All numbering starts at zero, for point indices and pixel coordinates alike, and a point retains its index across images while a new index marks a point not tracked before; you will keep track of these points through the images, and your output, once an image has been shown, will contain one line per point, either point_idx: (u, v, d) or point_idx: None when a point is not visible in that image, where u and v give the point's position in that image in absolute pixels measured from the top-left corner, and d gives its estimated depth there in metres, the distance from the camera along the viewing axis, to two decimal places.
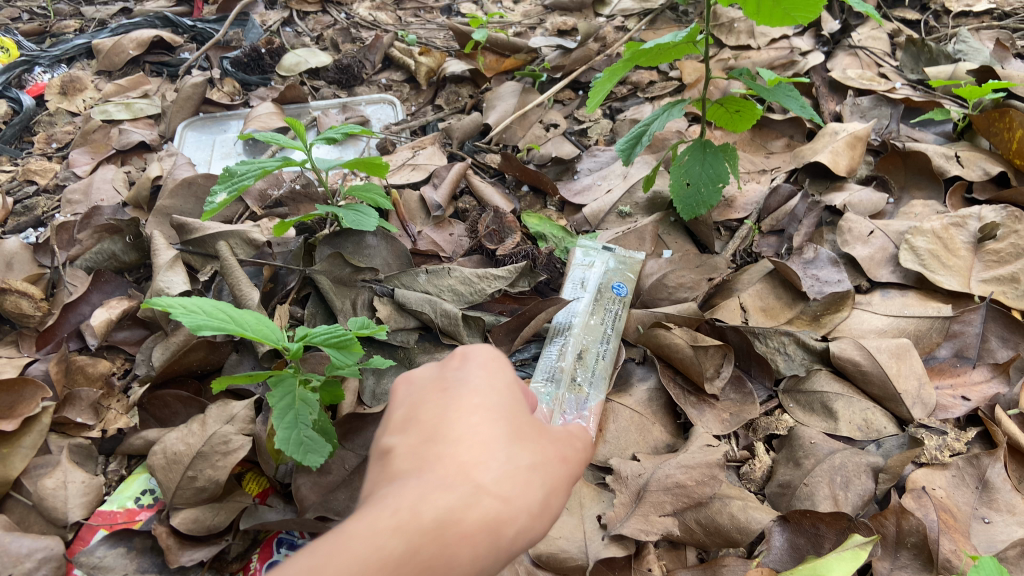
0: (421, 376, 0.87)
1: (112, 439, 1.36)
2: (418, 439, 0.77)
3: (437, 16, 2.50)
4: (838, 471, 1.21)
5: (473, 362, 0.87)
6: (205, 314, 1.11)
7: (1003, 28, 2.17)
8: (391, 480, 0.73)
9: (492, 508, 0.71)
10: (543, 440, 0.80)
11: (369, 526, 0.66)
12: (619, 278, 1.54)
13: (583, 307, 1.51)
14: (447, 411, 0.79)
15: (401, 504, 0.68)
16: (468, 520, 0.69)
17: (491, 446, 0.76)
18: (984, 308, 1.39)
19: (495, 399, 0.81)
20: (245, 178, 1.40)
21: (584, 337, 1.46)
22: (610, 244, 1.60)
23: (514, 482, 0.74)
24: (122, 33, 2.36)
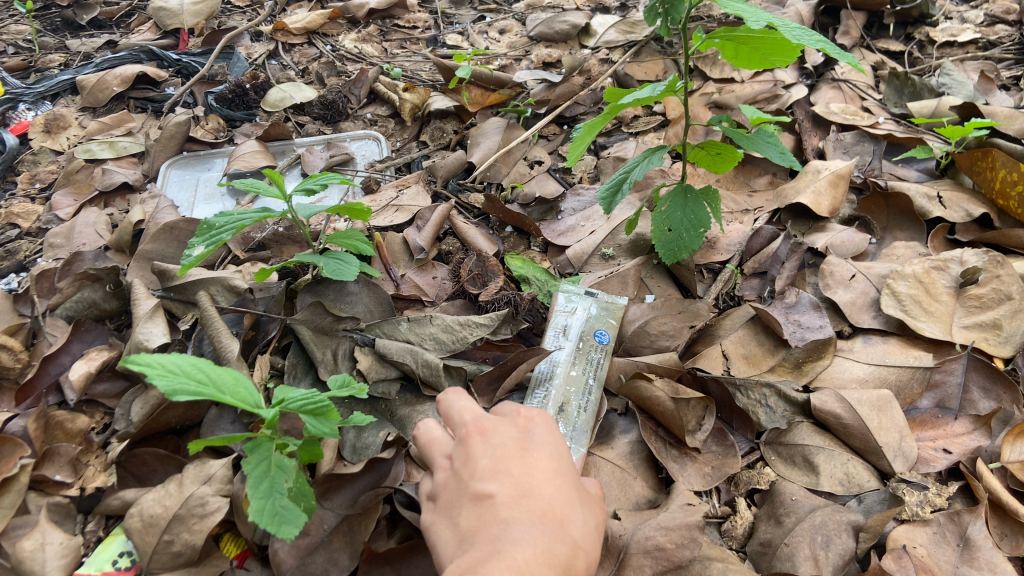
0: (491, 430, 1.06)
1: (91, 497, 1.34)
2: (518, 487, 0.96)
3: (423, 47, 2.51)
4: (818, 530, 1.20)
5: (539, 428, 1.08)
6: (182, 376, 1.04)
7: (988, 60, 2.20)
8: (508, 520, 0.91)
9: (587, 558, 0.94)
10: (594, 503, 1.04)
11: (524, 559, 0.86)
12: (602, 326, 1.55)
13: (565, 356, 1.50)
14: (536, 470, 1.00)
15: (537, 545, 0.88)
16: (577, 565, 0.91)
17: (577, 507, 0.98)
18: (965, 358, 1.40)
19: (565, 464, 1.04)
20: (222, 232, 1.38)
21: (566, 388, 1.45)
22: (592, 291, 1.61)
23: (593, 537, 0.98)
24: (107, 67, 2.37)
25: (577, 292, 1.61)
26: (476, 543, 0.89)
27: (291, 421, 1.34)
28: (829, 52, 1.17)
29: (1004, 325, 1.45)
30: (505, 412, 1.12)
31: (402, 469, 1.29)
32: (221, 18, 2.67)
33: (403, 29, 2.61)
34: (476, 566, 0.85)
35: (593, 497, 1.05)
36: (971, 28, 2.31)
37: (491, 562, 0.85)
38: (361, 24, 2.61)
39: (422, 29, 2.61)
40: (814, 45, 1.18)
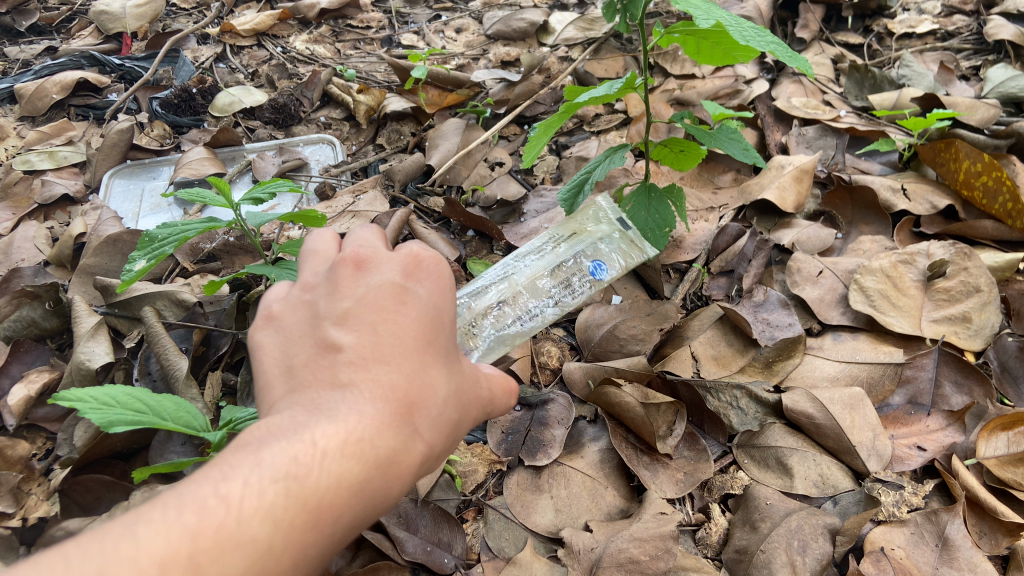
0: (375, 265, 0.92)
1: (34, 528, 1.26)
2: (371, 349, 0.86)
3: (377, 47, 2.44)
4: (795, 534, 1.16)
5: (429, 281, 0.93)
6: (118, 407, 1.04)
7: (947, 50, 2.20)
8: (343, 389, 0.83)
9: (421, 450, 0.85)
10: (469, 388, 0.93)
11: (325, 446, 0.77)
12: (602, 261, 1.52)
13: (550, 264, 1.49)
14: (401, 335, 0.88)
15: (351, 430, 0.79)
16: (398, 459, 0.82)
17: (437, 389, 0.88)
18: (936, 353, 1.38)
19: (440, 332, 0.92)
20: (164, 245, 1.30)
21: (524, 292, 1.44)
22: (626, 222, 1.55)
23: (440, 435, 0.88)
24: (47, 74, 2.27)
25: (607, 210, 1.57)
26: (298, 406, 0.82)
27: None
28: (781, 55, 1.15)
29: (974, 318, 1.44)
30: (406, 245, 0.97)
31: None
32: (166, 20, 2.59)
33: (356, 29, 2.54)
34: (273, 434, 0.78)
35: (470, 382, 0.94)
36: (929, 19, 2.31)
37: (290, 439, 0.77)
38: (313, 25, 2.54)
39: (377, 28, 2.54)
40: (767, 47, 1.15)
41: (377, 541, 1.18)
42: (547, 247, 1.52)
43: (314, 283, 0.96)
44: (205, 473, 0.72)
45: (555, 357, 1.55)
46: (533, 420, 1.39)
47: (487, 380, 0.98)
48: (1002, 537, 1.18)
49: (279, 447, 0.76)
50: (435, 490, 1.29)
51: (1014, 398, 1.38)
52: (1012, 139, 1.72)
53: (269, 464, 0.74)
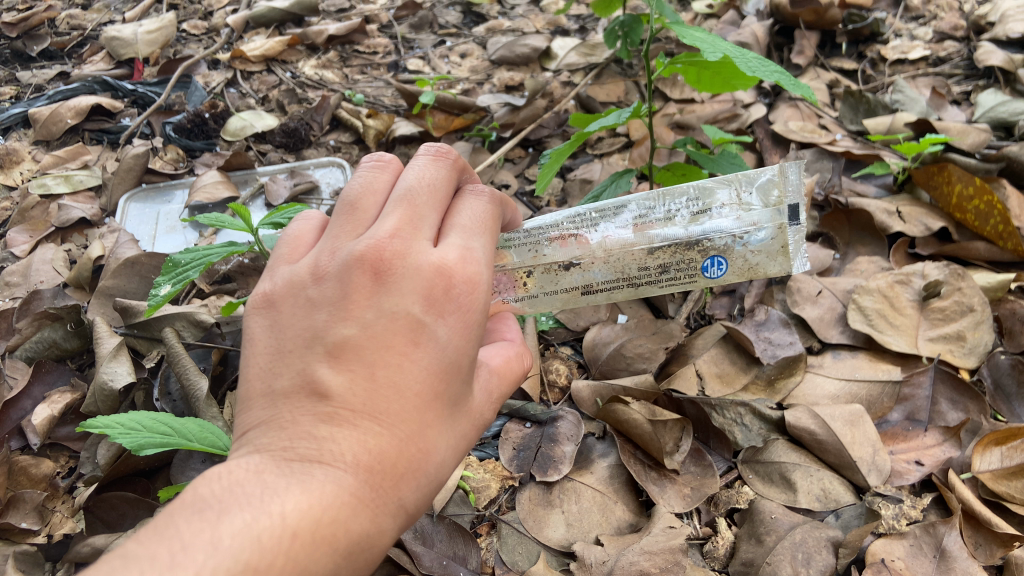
0: (396, 284, 0.89)
1: (59, 544, 1.29)
2: (365, 402, 0.85)
3: (384, 72, 2.50)
4: (799, 546, 1.20)
5: (456, 314, 0.90)
6: (144, 430, 1.08)
7: (938, 75, 2.27)
8: (329, 452, 0.82)
9: (397, 523, 0.85)
10: (465, 440, 0.93)
11: (297, 527, 0.75)
12: (729, 259, 1.18)
13: (662, 235, 1.18)
14: (403, 389, 0.86)
15: (329, 508, 0.78)
16: (373, 537, 0.82)
17: (431, 453, 0.88)
18: (931, 370, 1.43)
19: (452, 382, 0.89)
20: (188, 270, 1.34)
21: (606, 256, 1.21)
22: (796, 216, 1.13)
23: (422, 504, 0.89)
24: (60, 99, 2.33)
25: (791, 182, 1.12)
26: (279, 459, 0.81)
27: None
28: (784, 84, 1.22)
29: (968, 336, 1.50)
30: (444, 253, 0.92)
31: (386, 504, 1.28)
32: (177, 46, 2.65)
33: (362, 55, 2.60)
34: (245, 499, 0.75)
35: (466, 435, 0.94)
36: (921, 45, 2.39)
37: (260, 510, 0.74)
38: (321, 50, 2.61)
39: (383, 54, 2.60)
40: (772, 76, 1.21)
41: (396, 556, 1.23)
42: (678, 206, 1.18)
43: (325, 278, 0.93)
44: (153, 550, 0.68)
45: (563, 375, 1.60)
46: (544, 437, 1.44)
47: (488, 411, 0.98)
48: (997, 548, 1.22)
49: (242, 523, 0.72)
50: (449, 505, 1.34)
51: (1007, 414, 1.42)
52: (1003, 163, 1.78)
53: (228, 549, 0.70)
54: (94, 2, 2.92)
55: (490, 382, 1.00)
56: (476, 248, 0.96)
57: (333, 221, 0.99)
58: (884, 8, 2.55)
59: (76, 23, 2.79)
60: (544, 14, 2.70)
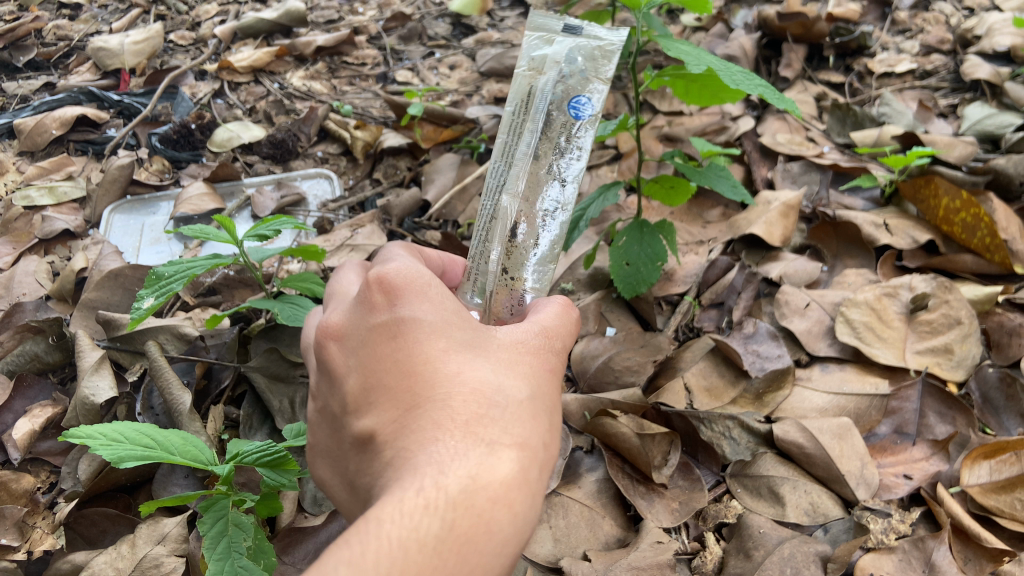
0: (350, 329, 0.96)
1: (39, 561, 1.27)
2: (396, 405, 0.88)
3: (373, 84, 2.50)
4: (787, 562, 1.19)
5: (408, 292, 0.94)
6: (127, 442, 1.06)
7: (925, 88, 2.29)
8: (395, 457, 0.83)
9: (510, 455, 0.82)
10: (519, 366, 0.92)
11: (391, 514, 0.73)
12: (584, 89, 1.19)
13: (532, 141, 1.17)
14: (411, 369, 0.89)
15: (413, 486, 0.76)
16: (488, 476, 0.79)
17: (485, 388, 0.87)
18: (920, 384, 1.43)
19: (453, 335, 0.92)
20: (171, 283, 1.33)
21: (524, 199, 1.19)
22: (575, 26, 1.19)
23: (529, 432, 0.85)
24: (45, 110, 2.31)
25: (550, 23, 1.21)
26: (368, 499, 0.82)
27: (248, 473, 1.32)
28: (769, 98, 1.22)
29: (956, 349, 1.50)
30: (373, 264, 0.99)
31: None
32: (164, 56, 2.65)
33: (351, 66, 2.59)
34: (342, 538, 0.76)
35: (518, 364, 0.93)
36: (908, 58, 2.40)
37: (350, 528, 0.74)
38: (309, 61, 2.60)
39: (372, 65, 2.59)
40: (756, 89, 1.21)
41: None
42: (515, 122, 1.20)
43: (323, 388, 1.02)
44: None
45: None
46: None
47: (542, 338, 0.99)
48: (986, 562, 1.21)
49: (336, 549, 0.71)
50: None
51: (996, 427, 1.41)
52: (990, 175, 1.79)
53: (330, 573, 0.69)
54: (80, 12, 2.91)
55: (532, 325, 1.00)
56: (399, 256, 1.03)
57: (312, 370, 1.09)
58: (871, 21, 2.57)
59: (63, 33, 2.77)
60: None
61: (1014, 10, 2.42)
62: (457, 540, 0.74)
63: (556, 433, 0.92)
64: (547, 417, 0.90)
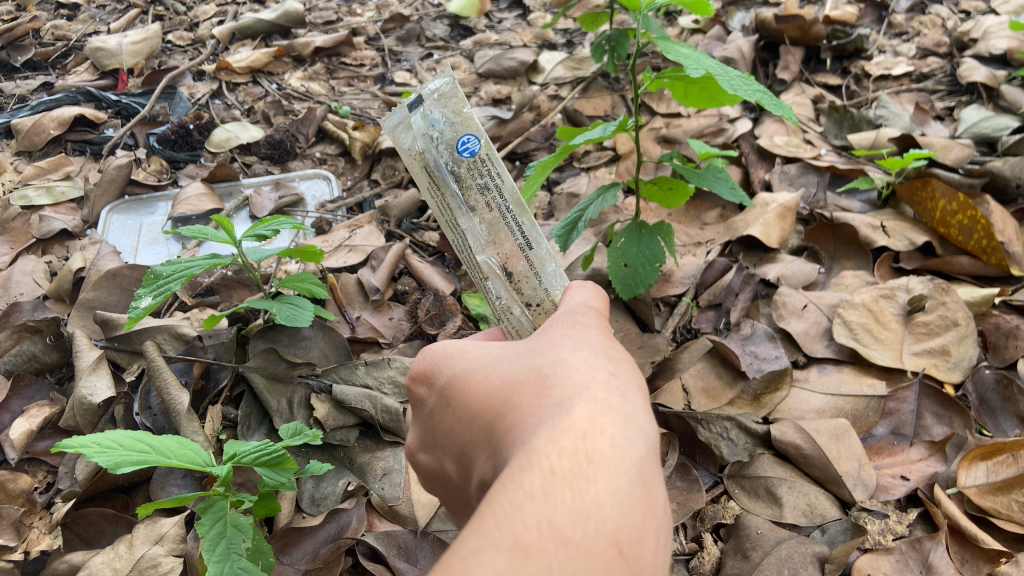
0: (430, 434, 0.92)
1: (36, 561, 1.26)
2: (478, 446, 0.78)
3: (371, 85, 2.50)
4: (785, 562, 1.20)
5: (444, 365, 0.90)
6: (121, 449, 1.06)
7: (922, 90, 2.29)
8: None
9: (583, 394, 0.69)
10: (558, 340, 0.83)
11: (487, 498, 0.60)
12: (465, 128, 1.03)
13: (459, 204, 1.06)
14: (471, 414, 0.82)
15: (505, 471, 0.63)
16: (574, 419, 0.65)
17: (532, 372, 0.78)
18: (917, 385, 1.43)
19: (491, 361, 0.85)
20: (170, 282, 1.33)
21: (493, 247, 1.09)
22: (414, 101, 1.03)
23: (593, 373, 0.73)
24: (43, 110, 2.31)
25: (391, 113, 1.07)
26: None
27: (246, 473, 1.32)
28: (766, 103, 1.22)
29: (952, 350, 1.50)
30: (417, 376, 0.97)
31: (362, 513, 1.27)
32: (162, 57, 2.65)
33: (350, 67, 2.59)
34: None
35: (557, 338, 0.83)
36: (905, 61, 2.41)
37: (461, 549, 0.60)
38: (308, 62, 2.60)
39: (370, 66, 2.60)
40: (753, 95, 1.21)
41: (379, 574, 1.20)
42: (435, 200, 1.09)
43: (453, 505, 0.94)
44: None
45: None
46: None
47: (574, 317, 0.91)
48: (983, 563, 1.21)
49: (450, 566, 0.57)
50: (435, 521, 1.28)
51: (992, 429, 1.42)
52: (986, 178, 1.80)
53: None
54: (79, 12, 2.91)
55: (560, 311, 0.94)
56: None
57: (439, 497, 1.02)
58: (868, 25, 2.58)
59: (61, 33, 2.77)
60: (532, 28, 2.71)
61: (1010, 13, 2.43)
62: (567, 478, 0.60)
63: (633, 371, 0.78)
64: (608, 357, 0.78)
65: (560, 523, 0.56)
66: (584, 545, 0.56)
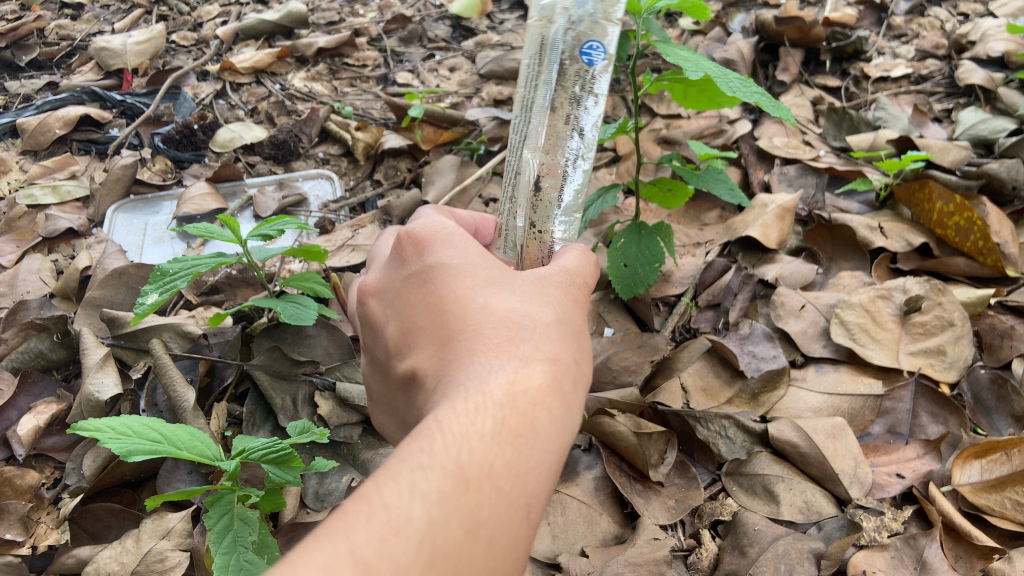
0: (385, 291, 1.01)
1: (44, 555, 1.30)
2: (434, 334, 0.89)
3: (373, 85, 2.52)
4: (782, 558, 1.22)
5: (436, 243, 0.98)
6: (135, 436, 1.08)
7: (921, 92, 2.31)
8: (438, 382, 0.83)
9: (548, 364, 0.82)
10: (546, 294, 0.92)
11: (439, 414, 0.73)
12: (598, 34, 1.04)
13: (546, 94, 1.10)
14: (443, 301, 0.91)
15: (462, 392, 0.76)
16: (530, 384, 0.78)
17: (516, 312, 0.87)
18: (913, 384, 1.45)
19: (481, 272, 0.93)
20: (176, 280, 1.34)
21: (546, 148, 1.12)
22: None
23: (562, 347, 0.85)
24: (49, 109, 2.33)
25: None
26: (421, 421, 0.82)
27: (252, 469, 1.34)
28: (765, 105, 1.23)
29: (948, 351, 1.52)
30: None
31: None
32: (166, 57, 2.67)
33: (352, 68, 2.61)
34: None
35: (542, 292, 0.93)
36: (903, 63, 2.43)
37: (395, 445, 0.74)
38: (311, 63, 2.62)
39: (372, 67, 2.61)
40: (752, 96, 1.22)
41: None
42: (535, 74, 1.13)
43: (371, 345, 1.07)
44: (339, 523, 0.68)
45: None
46: None
47: (563, 265, 1.00)
48: (977, 560, 1.23)
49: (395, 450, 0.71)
50: None
51: (987, 428, 1.44)
52: (982, 180, 1.81)
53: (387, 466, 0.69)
54: (83, 12, 2.93)
55: (556, 266, 1.00)
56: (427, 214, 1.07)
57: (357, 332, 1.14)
58: (867, 27, 2.60)
59: (65, 33, 2.79)
60: None
61: (1008, 16, 2.45)
62: (510, 436, 0.74)
63: (588, 355, 0.91)
64: (575, 335, 0.90)
65: (494, 473, 0.71)
66: (507, 495, 0.72)
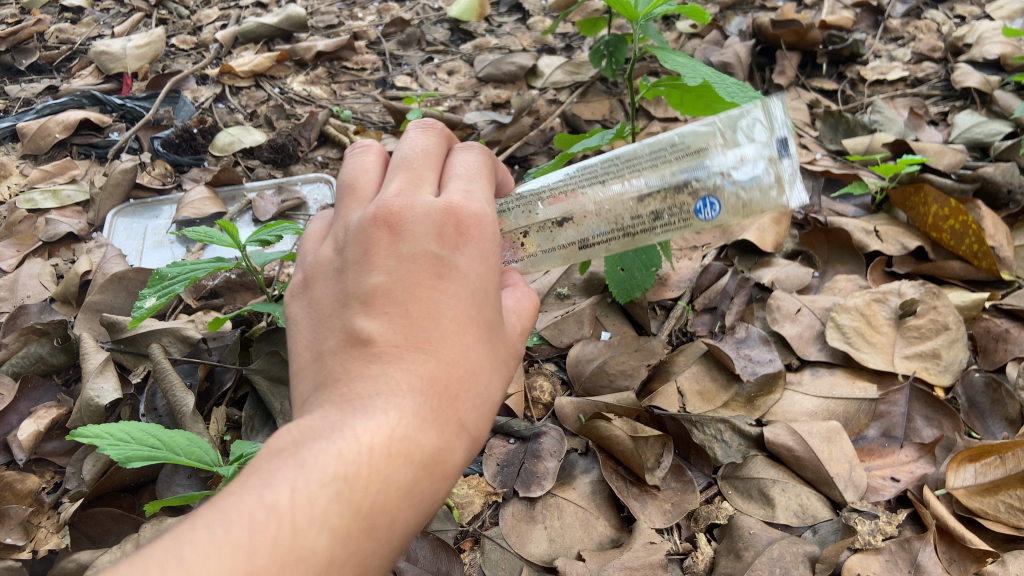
0: (409, 230, 0.94)
1: (44, 559, 1.29)
2: (410, 328, 0.89)
3: (372, 89, 2.53)
4: (777, 562, 1.22)
5: (471, 245, 0.95)
6: (133, 442, 1.09)
7: (917, 95, 2.32)
8: (388, 376, 0.85)
9: (468, 440, 0.88)
10: (506, 363, 0.96)
11: (371, 445, 0.77)
12: (723, 204, 1.16)
13: (654, 182, 1.18)
14: (440, 310, 0.90)
15: (399, 429, 0.80)
16: (449, 458, 0.84)
17: (479, 372, 0.90)
18: (907, 388, 1.46)
19: (484, 307, 0.93)
20: (174, 284, 1.35)
21: (609, 212, 1.21)
22: (778, 154, 1.13)
23: (486, 427, 0.91)
24: (49, 113, 2.35)
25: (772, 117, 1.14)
26: (349, 394, 0.84)
27: None
28: None
29: (943, 354, 1.53)
30: (447, 198, 0.98)
31: None
32: (166, 60, 2.68)
33: (351, 71, 2.62)
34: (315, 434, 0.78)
35: (506, 361, 0.96)
36: (900, 66, 2.43)
37: (323, 442, 0.77)
38: (309, 66, 2.63)
39: (371, 70, 2.62)
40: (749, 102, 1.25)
41: None
42: (662, 155, 1.18)
43: (338, 242, 1.01)
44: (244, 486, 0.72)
45: (547, 392, 1.60)
46: (527, 453, 1.44)
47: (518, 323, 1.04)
48: (970, 563, 1.24)
49: (322, 453, 0.75)
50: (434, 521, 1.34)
51: (981, 431, 1.44)
52: (978, 184, 1.82)
53: (311, 476, 0.73)
54: (83, 15, 2.94)
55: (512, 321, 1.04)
56: (478, 186, 1.02)
57: (338, 202, 1.06)
58: (864, 29, 2.60)
59: (65, 37, 2.80)
60: (531, 32, 2.74)
61: (1003, 20, 2.46)
62: (415, 497, 0.80)
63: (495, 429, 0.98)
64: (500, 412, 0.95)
65: (389, 526, 0.77)
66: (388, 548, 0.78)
